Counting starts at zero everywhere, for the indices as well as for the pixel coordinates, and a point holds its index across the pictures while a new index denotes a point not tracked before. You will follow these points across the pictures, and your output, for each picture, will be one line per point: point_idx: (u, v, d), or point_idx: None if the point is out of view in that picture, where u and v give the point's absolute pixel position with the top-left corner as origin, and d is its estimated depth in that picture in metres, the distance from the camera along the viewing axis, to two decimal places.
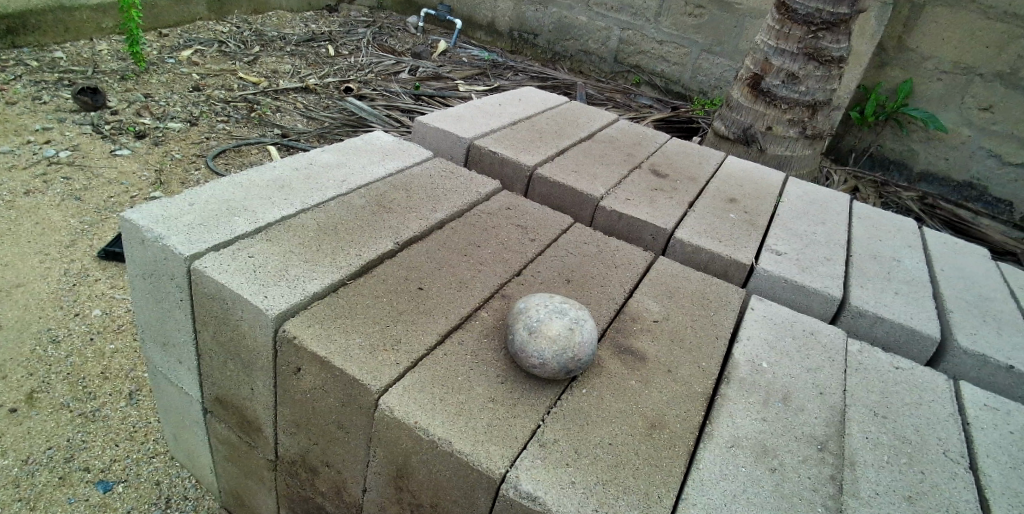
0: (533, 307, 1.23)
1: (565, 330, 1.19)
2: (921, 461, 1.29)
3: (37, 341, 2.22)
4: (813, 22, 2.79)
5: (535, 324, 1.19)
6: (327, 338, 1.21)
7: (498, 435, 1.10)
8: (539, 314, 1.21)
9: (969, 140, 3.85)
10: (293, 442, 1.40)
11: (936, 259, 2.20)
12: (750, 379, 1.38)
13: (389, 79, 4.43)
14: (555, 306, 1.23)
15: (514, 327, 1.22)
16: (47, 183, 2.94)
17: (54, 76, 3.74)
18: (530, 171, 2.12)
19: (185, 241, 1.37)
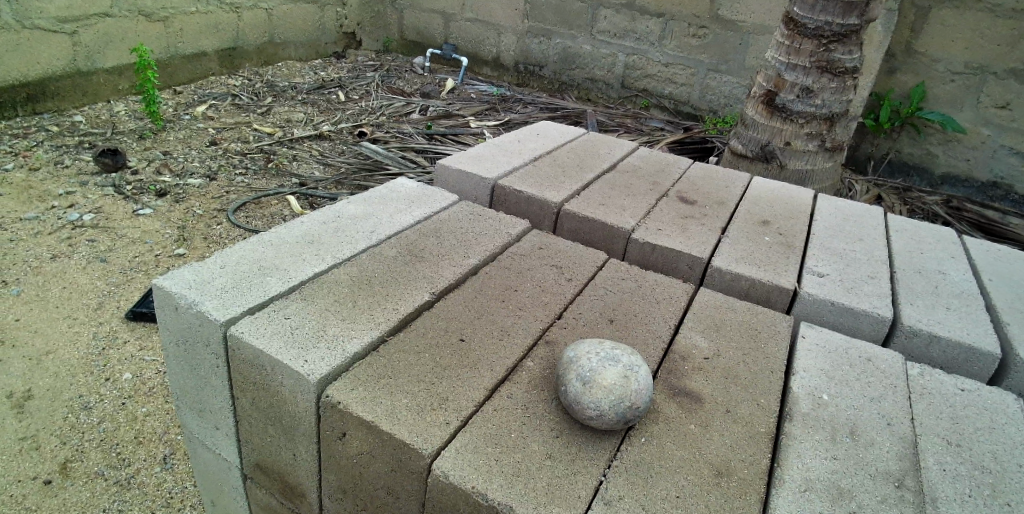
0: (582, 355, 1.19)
1: (616, 375, 1.14)
2: (1005, 492, 1.19)
3: (70, 409, 2.19)
4: (824, 36, 2.77)
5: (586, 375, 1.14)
6: (373, 401, 1.17)
7: (559, 496, 1.04)
8: (590, 363, 1.16)
9: (989, 140, 3.77)
10: (338, 507, 1.34)
11: (981, 269, 2.11)
12: (813, 414, 1.31)
13: (400, 120, 4.45)
14: (607, 354, 1.18)
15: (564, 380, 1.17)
16: (72, 246, 2.96)
17: (75, 139, 3.81)
18: (558, 207, 2.09)
19: (219, 306, 1.34)
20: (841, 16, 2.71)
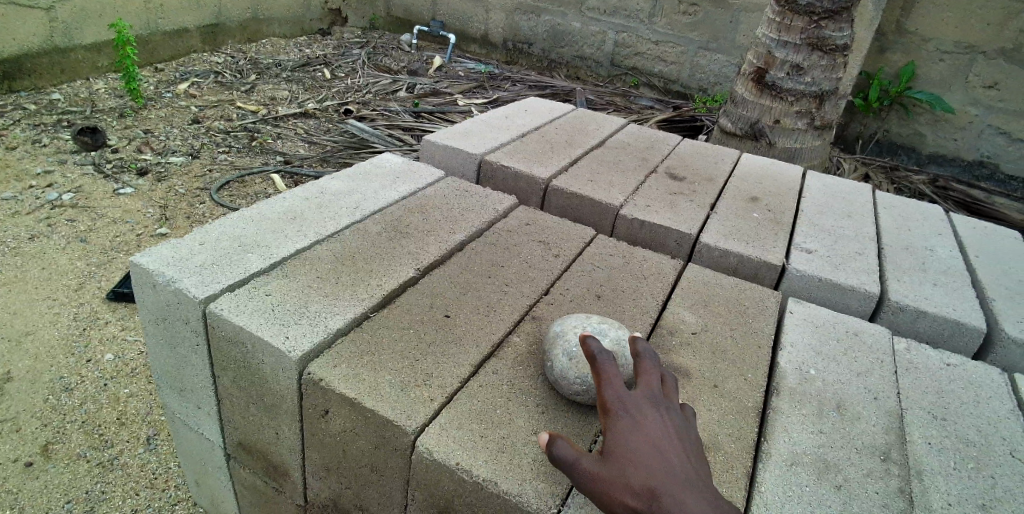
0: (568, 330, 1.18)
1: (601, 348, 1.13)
2: (989, 464, 1.19)
3: (51, 390, 2.16)
4: (815, 12, 2.73)
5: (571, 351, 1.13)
6: (356, 378, 1.15)
7: (545, 471, 1.03)
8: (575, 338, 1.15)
9: (976, 119, 3.77)
10: (322, 485, 1.33)
11: (968, 246, 2.11)
12: (800, 389, 1.30)
13: (387, 98, 4.38)
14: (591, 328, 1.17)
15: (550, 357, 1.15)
16: (51, 226, 2.90)
17: (53, 118, 3.72)
18: (545, 183, 2.06)
19: (199, 283, 1.31)
20: None
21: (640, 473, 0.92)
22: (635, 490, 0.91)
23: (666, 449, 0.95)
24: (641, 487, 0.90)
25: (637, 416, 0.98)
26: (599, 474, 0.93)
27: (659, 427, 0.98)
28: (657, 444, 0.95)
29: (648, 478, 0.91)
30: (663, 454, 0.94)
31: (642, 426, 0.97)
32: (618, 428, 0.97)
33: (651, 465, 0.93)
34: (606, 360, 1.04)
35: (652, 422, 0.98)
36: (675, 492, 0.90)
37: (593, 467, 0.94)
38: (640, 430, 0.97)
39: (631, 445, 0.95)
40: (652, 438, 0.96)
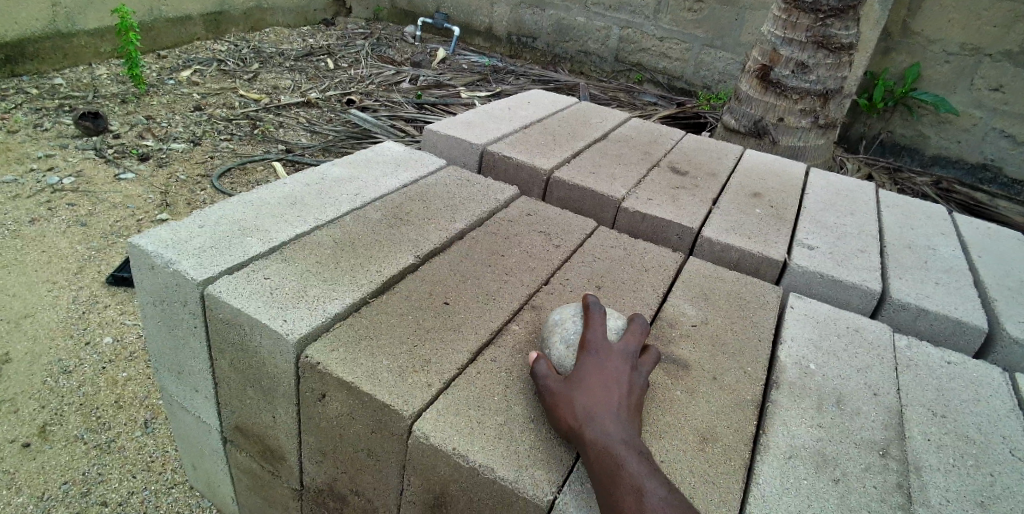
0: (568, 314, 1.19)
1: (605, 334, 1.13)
2: (988, 462, 1.19)
3: (49, 372, 2.15)
4: (821, 10, 2.70)
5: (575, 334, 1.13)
6: (354, 362, 1.14)
7: (543, 459, 1.02)
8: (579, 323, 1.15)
9: (981, 122, 3.75)
10: (319, 470, 1.33)
11: (972, 246, 2.10)
12: (799, 383, 1.30)
13: (390, 89, 4.36)
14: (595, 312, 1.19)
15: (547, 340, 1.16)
16: (52, 210, 2.89)
17: (55, 102, 3.71)
18: (547, 174, 2.05)
19: (197, 265, 1.30)
20: None
21: (585, 395, 1.02)
22: (575, 407, 1.01)
23: (617, 386, 1.04)
24: (581, 408, 1.01)
25: (604, 357, 1.07)
26: (552, 389, 1.05)
27: (619, 369, 1.07)
28: (612, 381, 1.04)
29: (590, 401, 1.01)
30: (613, 389, 1.04)
31: (606, 366, 1.06)
32: (584, 361, 1.07)
33: (598, 394, 1.02)
34: (601, 311, 1.14)
35: (616, 363, 1.07)
36: (608, 418, 1.00)
37: (550, 384, 1.06)
38: (601, 363, 1.07)
39: (587, 374, 1.05)
40: (609, 375, 1.05)
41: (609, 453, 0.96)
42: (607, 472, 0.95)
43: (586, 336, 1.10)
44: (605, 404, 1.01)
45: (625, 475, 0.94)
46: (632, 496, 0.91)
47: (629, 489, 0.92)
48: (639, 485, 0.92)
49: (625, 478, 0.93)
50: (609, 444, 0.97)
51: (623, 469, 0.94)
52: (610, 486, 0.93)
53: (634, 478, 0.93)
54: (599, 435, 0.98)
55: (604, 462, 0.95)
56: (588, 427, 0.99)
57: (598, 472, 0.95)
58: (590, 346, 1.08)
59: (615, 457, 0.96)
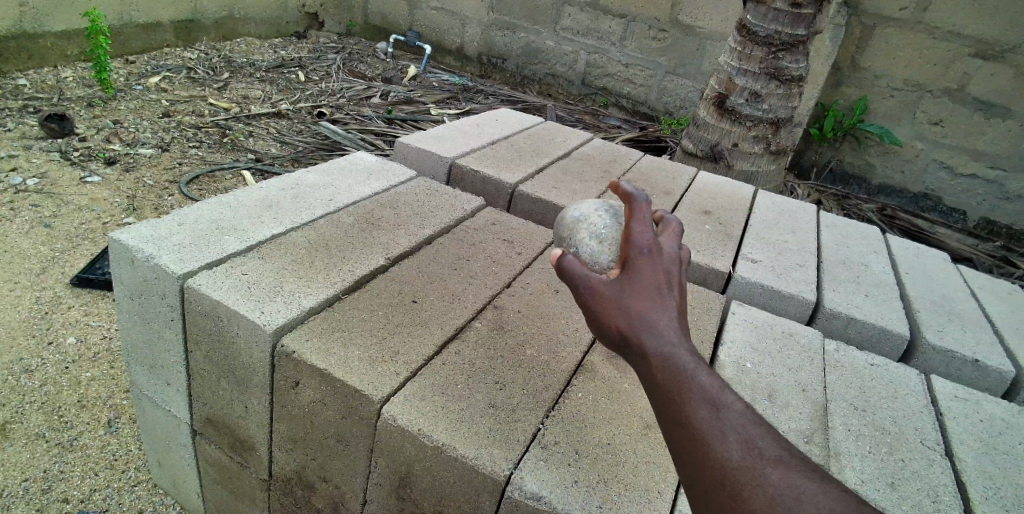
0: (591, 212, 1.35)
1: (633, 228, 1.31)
2: (901, 449, 1.33)
3: (10, 371, 2.14)
4: (773, 44, 2.91)
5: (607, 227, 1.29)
6: (327, 352, 1.23)
7: (500, 440, 1.13)
8: (605, 218, 1.32)
9: (922, 153, 4.02)
10: (288, 458, 1.39)
11: (902, 264, 2.29)
12: (736, 379, 1.43)
13: (361, 103, 4.45)
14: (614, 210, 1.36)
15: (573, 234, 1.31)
16: (14, 210, 2.88)
17: (19, 103, 3.68)
18: (513, 188, 2.17)
19: (176, 260, 1.37)
20: (790, 25, 2.84)
21: (640, 301, 0.94)
22: (630, 314, 0.94)
23: (668, 286, 0.97)
24: (636, 316, 0.93)
25: (655, 255, 0.97)
26: (601, 291, 0.95)
27: (667, 267, 0.99)
28: (664, 283, 0.96)
29: (646, 307, 0.94)
30: (665, 289, 0.96)
31: (657, 266, 0.97)
32: (636, 261, 0.96)
33: (652, 298, 0.94)
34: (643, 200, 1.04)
35: (663, 260, 0.99)
36: (667, 325, 0.93)
37: (597, 285, 0.96)
38: (653, 263, 0.97)
39: (639, 275, 0.95)
40: (661, 277, 0.96)
41: (676, 365, 0.91)
42: (673, 384, 0.90)
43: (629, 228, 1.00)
44: (661, 308, 0.95)
45: (698, 390, 0.89)
46: (709, 412, 0.88)
47: (703, 404, 0.88)
48: (713, 399, 0.89)
49: (698, 392, 0.89)
50: (674, 355, 0.91)
51: (694, 383, 0.89)
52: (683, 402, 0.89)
53: (705, 390, 0.89)
54: (662, 344, 0.92)
55: (672, 375, 0.90)
56: (645, 336, 0.92)
57: (664, 386, 0.90)
58: (640, 243, 0.97)
59: (682, 368, 0.90)
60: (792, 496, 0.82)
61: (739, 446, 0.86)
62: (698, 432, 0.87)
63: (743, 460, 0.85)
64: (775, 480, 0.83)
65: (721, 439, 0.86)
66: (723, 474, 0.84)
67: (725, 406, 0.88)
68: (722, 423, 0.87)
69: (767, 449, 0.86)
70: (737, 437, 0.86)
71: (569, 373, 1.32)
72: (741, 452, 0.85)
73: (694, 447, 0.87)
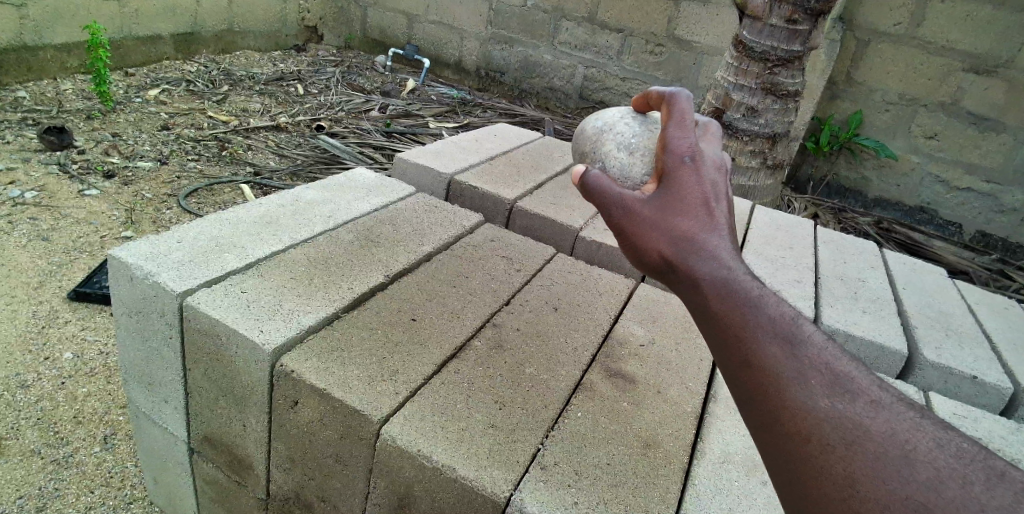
0: (615, 121, 1.52)
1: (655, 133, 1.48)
2: None
3: (6, 386, 2.13)
4: (769, 59, 2.91)
5: (633, 136, 1.47)
6: (326, 371, 1.23)
7: (500, 460, 1.12)
8: (631, 127, 1.49)
9: (917, 167, 4.05)
10: (286, 477, 1.38)
11: (898, 279, 2.31)
12: None
13: (359, 117, 4.47)
14: (635, 116, 1.53)
15: (599, 146, 1.50)
16: (12, 223, 2.87)
17: (18, 116, 3.68)
18: (511, 204, 2.18)
19: (176, 277, 1.37)
20: (786, 42, 2.84)
21: (690, 224, 0.93)
22: (680, 239, 0.92)
23: (720, 210, 0.95)
24: (681, 237, 0.92)
25: (697, 174, 0.96)
26: (642, 213, 0.95)
27: (718, 188, 0.98)
28: (707, 201, 0.95)
29: (693, 232, 0.92)
30: (717, 212, 0.95)
31: (699, 184, 0.96)
32: (677, 180, 0.96)
33: (697, 218, 0.93)
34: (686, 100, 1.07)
35: (713, 178, 0.98)
36: (722, 252, 0.91)
37: (637, 205, 0.96)
38: (694, 180, 0.96)
39: (683, 193, 0.95)
40: (705, 196, 0.95)
41: (739, 297, 0.86)
42: (733, 312, 0.85)
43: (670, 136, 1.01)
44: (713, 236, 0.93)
45: (769, 325, 0.84)
46: (780, 348, 0.82)
47: (774, 340, 0.83)
48: (785, 333, 0.83)
49: (767, 328, 0.84)
50: (730, 282, 0.87)
51: (761, 317, 0.84)
52: (749, 337, 0.83)
53: (771, 320, 0.84)
54: (718, 272, 0.89)
55: (734, 307, 0.86)
56: (694, 260, 0.90)
57: (722, 314, 0.86)
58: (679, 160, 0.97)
59: (746, 300, 0.86)
60: (891, 451, 0.75)
61: (824, 391, 0.80)
62: (761, 362, 0.82)
63: (828, 406, 0.78)
64: (871, 431, 0.76)
65: (800, 382, 0.80)
66: (802, 421, 0.78)
67: (800, 343, 0.83)
68: (793, 355, 0.82)
69: (853, 389, 0.80)
70: (821, 380, 0.80)
71: (568, 392, 1.32)
72: (823, 394, 0.79)
73: (760, 380, 0.82)
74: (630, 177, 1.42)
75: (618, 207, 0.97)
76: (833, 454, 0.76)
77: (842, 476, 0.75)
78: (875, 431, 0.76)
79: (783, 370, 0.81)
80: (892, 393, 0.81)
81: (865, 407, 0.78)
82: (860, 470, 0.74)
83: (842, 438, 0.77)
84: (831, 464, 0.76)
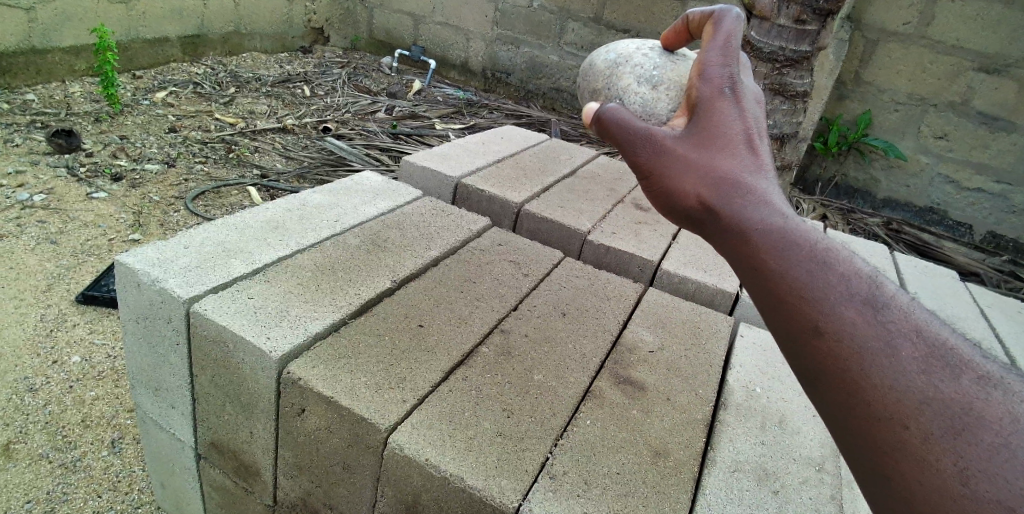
0: (631, 54, 1.63)
1: (672, 63, 1.59)
2: None
3: (14, 390, 2.14)
4: (777, 59, 2.87)
5: (654, 67, 1.57)
6: (334, 378, 1.22)
7: (509, 469, 1.11)
8: (648, 57, 1.60)
9: (927, 168, 4.01)
10: (293, 484, 1.38)
11: (910, 282, 2.28)
12: (745, 404, 1.42)
13: (366, 118, 4.47)
14: (649, 47, 1.63)
15: (617, 81, 1.61)
16: (21, 226, 2.88)
17: (26, 118, 3.70)
18: (518, 207, 2.16)
19: (183, 284, 1.36)
20: (793, 42, 2.83)
21: (731, 170, 0.93)
22: (723, 189, 0.92)
23: (762, 153, 0.95)
24: (722, 186, 0.92)
25: (734, 118, 0.98)
26: (681, 159, 0.96)
27: (758, 129, 0.99)
28: (743, 146, 0.95)
29: (736, 181, 0.92)
30: (758, 158, 0.95)
31: (734, 126, 0.97)
32: (714, 124, 0.97)
33: (735, 164, 0.94)
34: (733, 18, 1.09)
35: (753, 117, 0.99)
36: (772, 202, 0.89)
37: (671, 147, 0.98)
38: (730, 124, 0.97)
39: (718, 140, 0.96)
40: (738, 140, 0.96)
41: (800, 255, 0.82)
42: (794, 265, 0.82)
43: (709, 64, 1.04)
44: (760, 184, 0.92)
45: (837, 285, 0.79)
46: (861, 313, 0.77)
47: (850, 304, 0.78)
48: (859, 296, 0.78)
49: (836, 288, 0.79)
50: (785, 231, 0.85)
51: (827, 275, 0.80)
52: (818, 302, 0.78)
53: (839, 273, 0.80)
54: (772, 224, 0.86)
55: (797, 264, 0.82)
56: (743, 211, 0.89)
57: (783, 269, 0.82)
58: (711, 103, 1.00)
59: (809, 256, 0.82)
60: (1006, 436, 0.68)
61: (917, 367, 0.73)
62: (832, 322, 0.77)
63: (926, 383, 0.72)
64: (982, 415, 0.70)
65: (887, 356, 0.74)
66: (895, 405, 0.73)
67: (881, 306, 0.78)
68: (869, 313, 0.77)
69: (957, 363, 0.73)
70: (912, 353, 0.74)
71: (576, 400, 1.30)
72: (918, 368, 0.73)
73: (831, 342, 0.77)
74: (652, 113, 1.56)
75: (648, 150, 0.99)
76: (937, 445, 0.70)
77: (950, 472, 0.69)
78: (987, 417, 0.69)
79: (863, 340, 0.75)
80: (994, 365, 0.75)
81: (971, 382, 0.72)
82: (970, 463, 0.68)
83: (949, 425, 0.70)
84: (933, 455, 0.70)
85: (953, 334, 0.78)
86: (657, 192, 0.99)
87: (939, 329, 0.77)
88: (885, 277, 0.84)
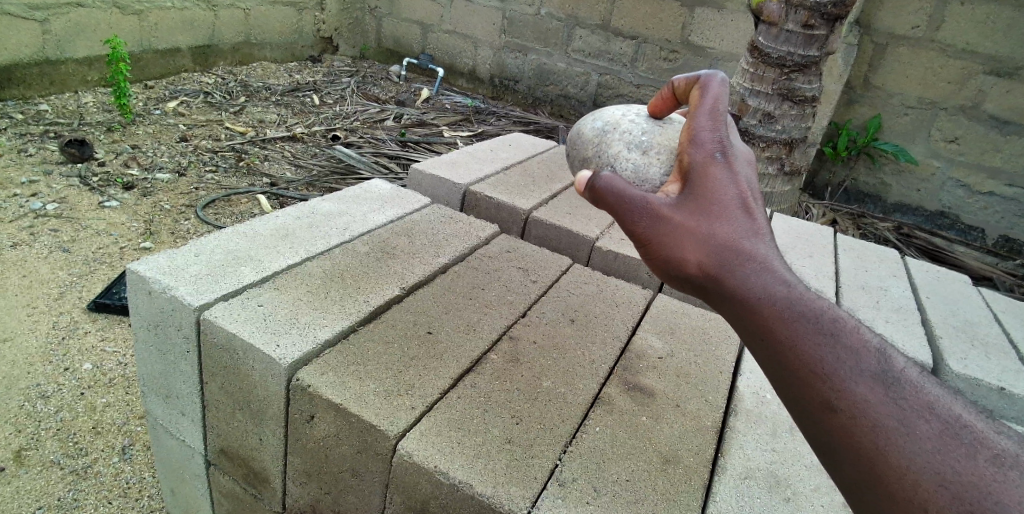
0: (618, 121, 1.51)
1: (663, 127, 1.46)
2: None
3: (26, 397, 2.15)
4: (786, 65, 2.87)
5: (642, 133, 1.45)
6: (341, 385, 1.22)
7: (517, 477, 1.11)
8: (637, 123, 1.48)
9: (938, 172, 3.97)
10: (302, 491, 1.38)
11: (921, 288, 2.26)
12: (755, 411, 1.41)
13: (374, 126, 4.50)
14: (637, 114, 1.52)
15: (606, 149, 1.48)
16: (34, 235, 2.91)
17: (40, 128, 3.75)
18: (526, 214, 2.16)
19: (193, 292, 1.37)
20: (802, 47, 2.80)
21: (733, 235, 0.91)
22: (728, 260, 0.90)
23: (761, 218, 0.94)
24: (729, 255, 0.90)
25: (728, 180, 0.95)
26: (681, 228, 0.92)
27: (754, 193, 0.96)
28: (744, 207, 0.93)
29: (742, 248, 0.90)
30: (756, 218, 0.93)
31: (729, 187, 0.94)
32: (710, 187, 0.94)
33: (737, 228, 0.91)
34: (720, 82, 1.10)
35: (747, 181, 0.97)
36: (775, 268, 0.90)
37: (668, 215, 0.93)
38: (726, 184, 0.95)
39: (719, 203, 0.93)
40: (735, 199, 0.94)
41: (810, 331, 0.84)
42: (804, 344, 0.84)
43: (699, 128, 1.01)
44: (764, 252, 0.91)
45: (847, 363, 0.82)
46: (870, 390, 0.80)
47: (860, 381, 0.81)
48: (869, 373, 0.82)
49: (846, 365, 0.82)
50: (792, 306, 0.86)
51: (837, 353, 0.83)
52: (830, 381, 0.81)
53: (843, 349, 0.83)
54: (779, 295, 0.87)
55: (806, 343, 0.84)
56: (752, 282, 0.88)
57: (792, 348, 0.84)
58: (706, 165, 0.96)
59: (819, 333, 0.84)
60: None
61: (932, 446, 0.76)
62: (846, 403, 0.80)
63: (942, 465, 0.75)
64: (999, 498, 0.72)
65: (902, 434, 0.77)
66: (913, 487, 0.75)
67: (890, 384, 0.81)
68: (873, 388, 0.80)
69: (975, 446, 0.76)
70: (927, 431, 0.77)
71: (586, 407, 1.30)
72: (933, 446, 0.76)
73: (844, 421, 0.80)
74: (646, 178, 1.39)
75: (645, 218, 0.94)
76: None
77: None
78: (1004, 500, 0.71)
79: (877, 419, 0.79)
80: (1012, 441, 0.78)
81: (988, 462, 0.74)
82: None
83: (966, 510, 0.72)
84: None
85: (967, 409, 0.81)
86: (655, 260, 0.95)
87: (952, 404, 0.80)
88: (895, 348, 0.87)
